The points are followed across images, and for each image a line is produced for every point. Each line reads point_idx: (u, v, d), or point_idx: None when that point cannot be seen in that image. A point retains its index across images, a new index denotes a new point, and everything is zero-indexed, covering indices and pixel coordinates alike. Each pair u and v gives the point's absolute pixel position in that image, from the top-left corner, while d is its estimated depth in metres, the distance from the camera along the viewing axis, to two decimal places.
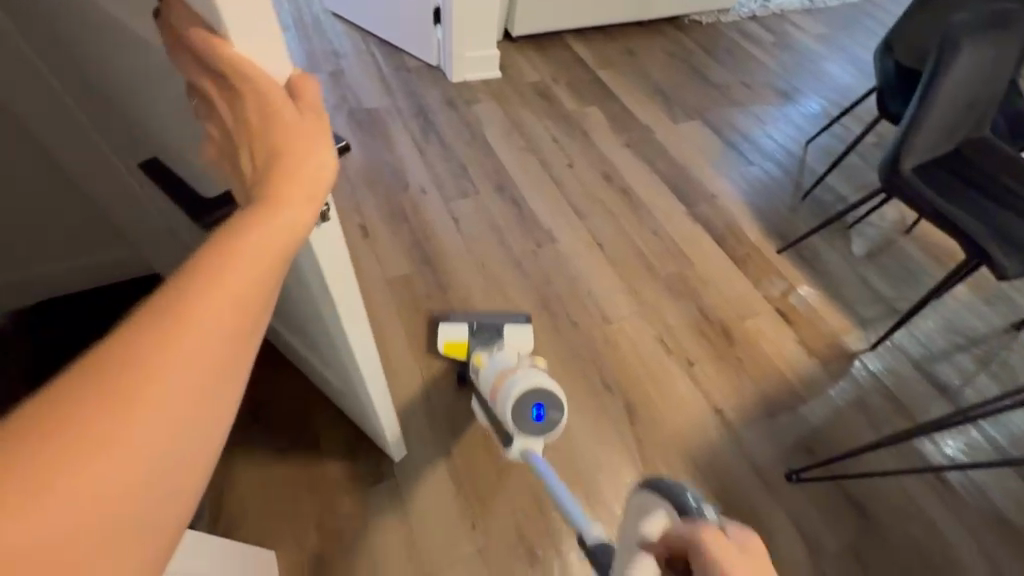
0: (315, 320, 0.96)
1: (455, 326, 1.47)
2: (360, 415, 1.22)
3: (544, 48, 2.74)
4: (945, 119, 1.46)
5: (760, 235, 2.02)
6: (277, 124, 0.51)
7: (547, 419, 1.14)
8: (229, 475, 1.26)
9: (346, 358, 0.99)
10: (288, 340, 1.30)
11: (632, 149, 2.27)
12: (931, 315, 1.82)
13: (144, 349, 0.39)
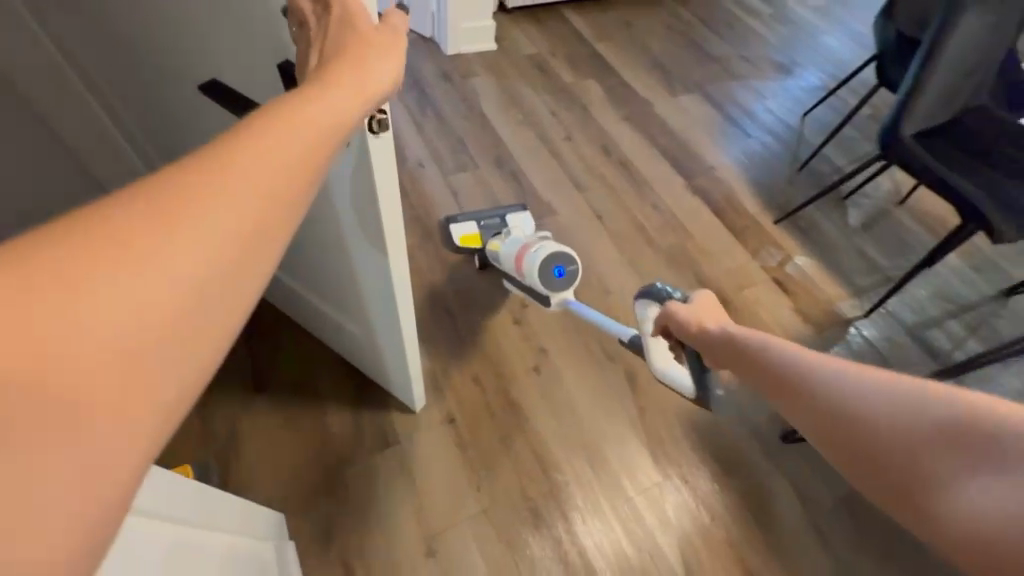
0: (347, 253, 1.04)
1: (465, 223, 1.52)
2: (378, 361, 1.27)
3: (541, 20, 2.70)
4: (945, 84, 1.45)
5: (757, 207, 2.03)
6: (351, 35, 0.55)
7: (568, 274, 1.34)
8: (236, 442, 1.26)
9: (377, 291, 1.06)
10: (304, 297, 1.32)
11: (630, 122, 2.26)
12: (923, 283, 1.85)
13: (185, 183, 0.37)
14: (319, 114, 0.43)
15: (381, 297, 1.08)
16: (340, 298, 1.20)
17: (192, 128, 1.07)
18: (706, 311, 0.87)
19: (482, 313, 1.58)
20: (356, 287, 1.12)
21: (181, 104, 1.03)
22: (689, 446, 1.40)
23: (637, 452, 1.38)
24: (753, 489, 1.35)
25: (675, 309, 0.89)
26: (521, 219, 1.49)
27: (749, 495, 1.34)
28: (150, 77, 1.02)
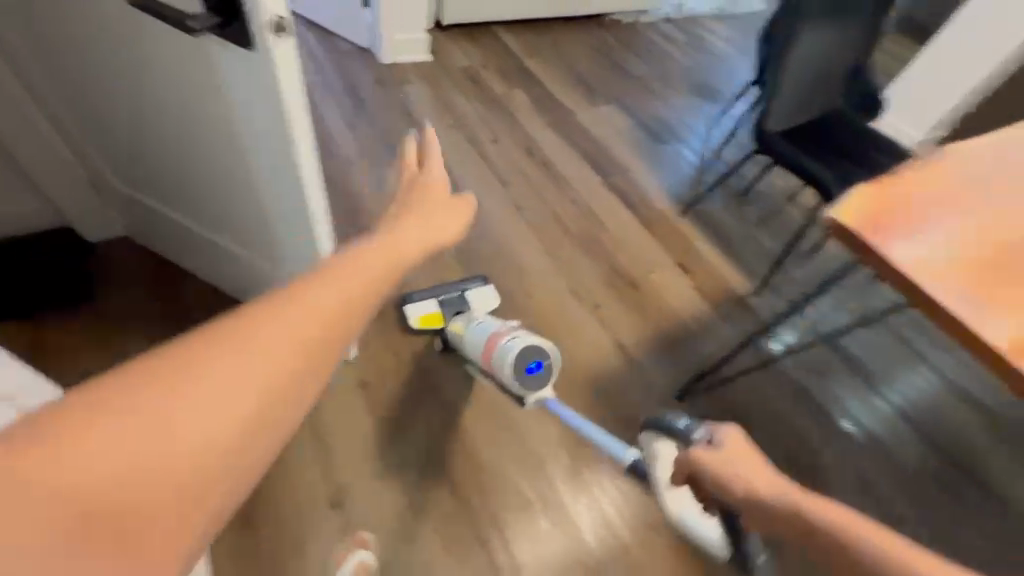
0: (266, 190, 1.12)
1: (426, 303, 1.60)
2: None
3: (474, 37, 2.90)
4: (799, 88, 1.71)
5: (665, 201, 2.23)
6: (419, 193, 0.67)
7: (544, 367, 1.25)
8: None
9: (293, 230, 1.15)
10: (226, 259, 1.40)
11: (554, 128, 2.44)
12: (831, 285, 1.93)
13: (277, 304, 0.40)
14: (402, 251, 0.51)
15: (294, 228, 1.15)
16: (258, 241, 1.27)
17: (112, 90, 1.17)
18: (742, 461, 0.71)
19: (402, 292, 1.66)
20: (272, 224, 1.19)
21: (100, 66, 1.13)
22: (590, 408, 1.54)
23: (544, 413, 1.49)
24: (646, 441, 1.50)
25: (706, 455, 0.73)
26: (483, 300, 1.64)
27: (642, 446, 1.48)
28: (72, 37, 1.12)
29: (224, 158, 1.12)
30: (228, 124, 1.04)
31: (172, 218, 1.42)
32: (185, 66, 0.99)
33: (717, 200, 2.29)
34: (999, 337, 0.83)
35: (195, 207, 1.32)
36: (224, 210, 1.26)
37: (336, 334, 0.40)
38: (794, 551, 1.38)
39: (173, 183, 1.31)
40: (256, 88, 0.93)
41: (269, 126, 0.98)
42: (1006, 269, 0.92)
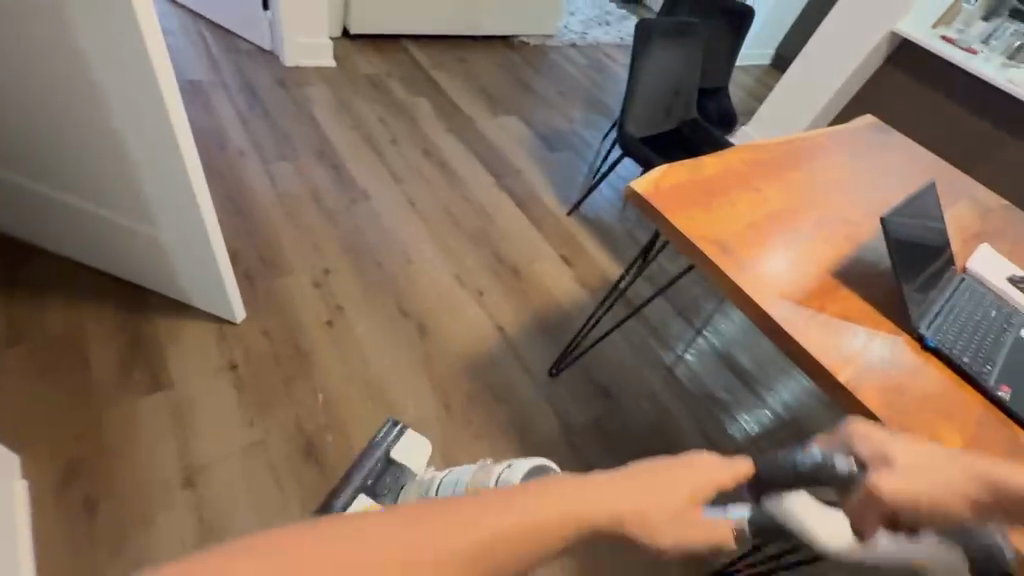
0: (134, 151, 1.13)
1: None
2: (174, 272, 1.38)
3: (382, 47, 3.00)
4: (654, 95, 1.94)
5: (554, 202, 2.41)
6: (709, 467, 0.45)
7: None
8: None
9: (165, 189, 1.19)
10: (89, 224, 1.36)
11: (454, 134, 2.57)
12: (718, 302, 2.14)
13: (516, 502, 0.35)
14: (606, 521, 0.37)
15: (166, 178, 1.16)
16: (126, 196, 1.26)
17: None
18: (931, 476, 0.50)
19: (282, 277, 1.67)
20: (141, 184, 1.21)
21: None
22: (466, 385, 1.61)
23: (419, 390, 1.54)
24: (517, 413, 1.60)
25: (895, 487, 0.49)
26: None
27: (513, 416, 1.59)
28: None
29: (81, 110, 1.11)
30: (84, 72, 1.04)
31: (26, 184, 1.35)
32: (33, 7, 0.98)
33: (603, 202, 2.49)
34: (770, 299, 0.98)
35: (51, 165, 1.28)
36: (82, 170, 1.24)
37: (530, 549, 0.34)
38: None
39: (23, 142, 1.25)
40: (118, 39, 0.96)
41: (131, 71, 1.00)
42: (766, 230, 1.12)
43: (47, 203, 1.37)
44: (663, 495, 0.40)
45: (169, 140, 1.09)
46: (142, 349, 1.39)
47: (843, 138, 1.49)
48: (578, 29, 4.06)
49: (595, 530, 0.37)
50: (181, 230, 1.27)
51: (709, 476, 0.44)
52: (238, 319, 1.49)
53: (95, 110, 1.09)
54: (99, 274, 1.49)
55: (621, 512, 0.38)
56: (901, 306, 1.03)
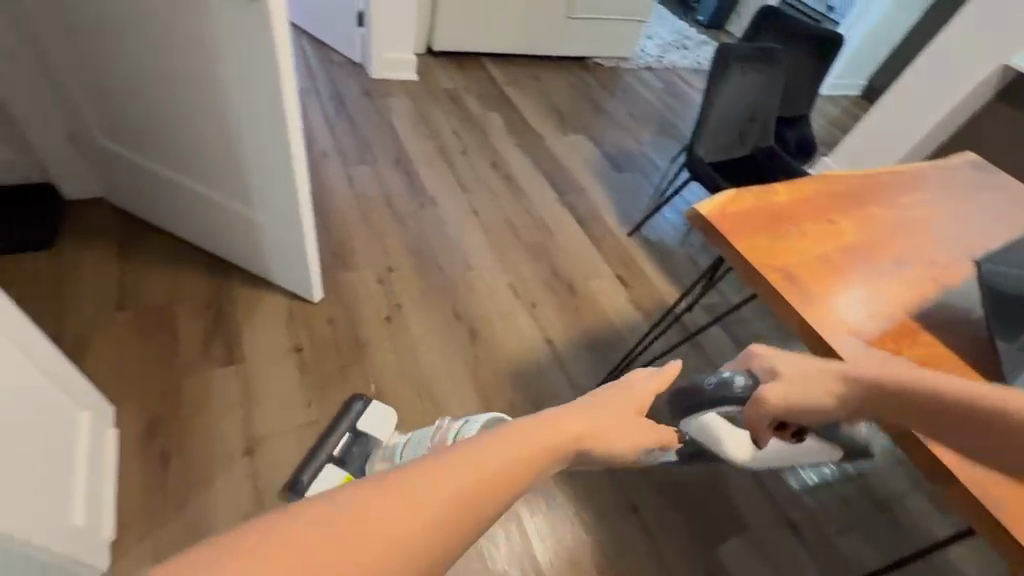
0: (249, 145, 1.27)
1: (330, 472, 1.29)
2: (263, 255, 1.53)
3: (462, 64, 3.15)
4: (728, 121, 1.90)
5: (616, 222, 2.40)
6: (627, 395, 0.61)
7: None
8: (87, 350, 1.40)
9: (269, 181, 1.32)
10: (195, 205, 1.52)
11: (522, 149, 2.64)
12: (783, 339, 2.03)
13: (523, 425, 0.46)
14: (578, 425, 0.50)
15: (272, 170, 1.28)
16: (231, 181, 1.39)
17: (96, 31, 1.26)
18: (804, 387, 0.74)
19: (349, 272, 1.78)
20: (248, 174, 1.35)
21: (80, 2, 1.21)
22: (512, 394, 1.62)
23: (466, 394, 1.58)
24: None
25: (775, 395, 0.74)
26: (373, 423, 1.39)
27: None
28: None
29: (204, 101, 1.24)
30: (214, 68, 1.15)
31: (144, 164, 1.51)
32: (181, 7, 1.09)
33: (666, 226, 2.45)
34: (840, 338, 0.93)
35: (167, 148, 1.42)
36: (196, 159, 1.40)
37: (536, 460, 0.44)
38: (683, 539, 1.46)
39: (145, 128, 1.40)
40: (252, 47, 1.08)
41: (257, 70, 1.10)
42: (840, 266, 1.06)
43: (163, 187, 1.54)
44: (601, 410, 0.56)
45: (281, 136, 1.20)
46: (223, 325, 1.53)
47: (939, 176, 1.39)
48: (655, 53, 4.05)
49: (571, 442, 0.49)
50: (275, 214, 1.39)
51: (622, 398, 0.60)
52: (314, 300, 1.62)
53: (218, 99, 1.21)
54: (196, 253, 1.66)
55: (574, 436, 0.49)
56: (993, 360, 0.94)
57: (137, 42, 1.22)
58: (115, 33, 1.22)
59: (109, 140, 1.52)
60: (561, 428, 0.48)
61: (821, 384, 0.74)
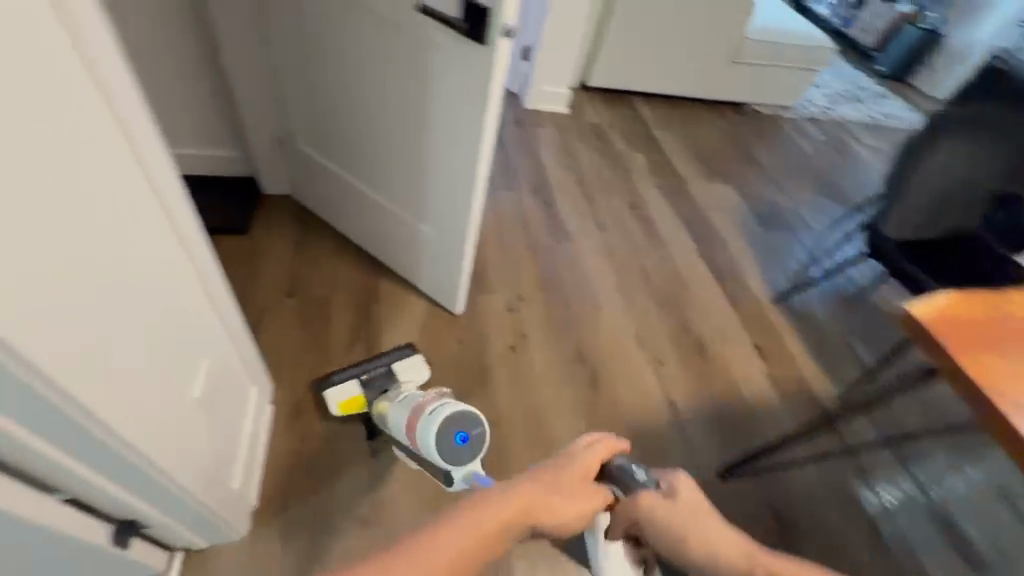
0: (438, 170, 1.36)
1: (348, 384, 1.43)
2: (422, 262, 1.65)
3: (611, 100, 3.14)
4: (926, 199, 1.65)
5: (759, 285, 2.20)
6: (580, 466, 0.85)
7: (471, 441, 1.16)
8: (258, 330, 1.59)
9: (449, 202, 1.41)
10: (370, 211, 1.67)
11: (662, 193, 2.54)
12: (954, 455, 1.72)
13: (488, 506, 0.71)
14: (530, 501, 0.75)
15: (454, 194, 1.37)
16: (412, 195, 1.51)
17: (325, 52, 1.40)
18: (683, 514, 0.81)
19: (482, 295, 1.81)
20: (429, 194, 1.45)
21: (321, 25, 1.36)
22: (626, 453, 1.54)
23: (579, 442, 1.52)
24: None
25: (651, 502, 0.82)
26: (407, 367, 1.51)
27: None
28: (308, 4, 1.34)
29: (405, 126, 1.36)
30: (426, 98, 1.25)
31: (335, 170, 1.68)
32: (412, 43, 1.19)
33: (817, 297, 2.20)
34: None
35: (361, 157, 1.57)
36: (383, 175, 1.55)
37: (494, 532, 0.69)
38: None
39: (347, 138, 1.56)
40: (467, 89, 1.15)
41: (464, 107, 1.18)
42: None
43: (344, 194, 1.71)
44: (552, 484, 0.80)
45: (469, 166, 1.28)
46: (366, 329, 1.64)
47: None
48: (821, 103, 3.70)
49: (522, 516, 0.73)
50: (446, 227, 1.49)
51: (574, 470, 0.84)
52: (456, 312, 1.71)
53: (422, 125, 1.32)
54: (357, 255, 1.82)
55: (524, 510, 0.74)
56: None
57: (357, 70, 1.36)
58: (344, 54, 1.36)
59: (309, 147, 1.70)
60: (513, 503, 0.73)
61: (711, 531, 0.80)
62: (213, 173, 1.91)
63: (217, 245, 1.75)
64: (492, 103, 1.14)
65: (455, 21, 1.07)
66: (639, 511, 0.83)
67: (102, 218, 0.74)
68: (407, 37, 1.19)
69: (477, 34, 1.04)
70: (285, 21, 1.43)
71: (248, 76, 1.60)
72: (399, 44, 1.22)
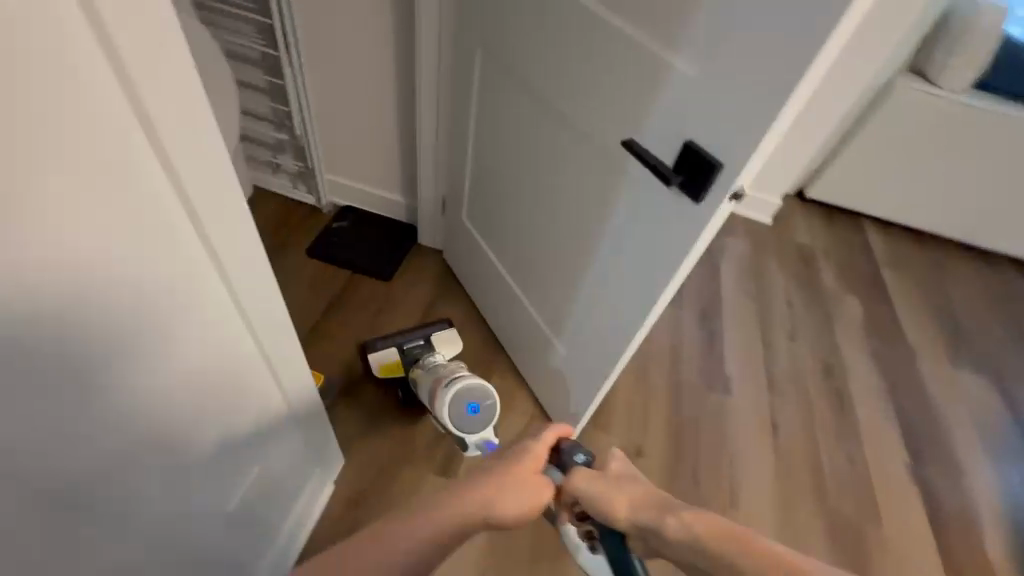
0: (599, 302, 1.16)
1: (387, 350, 1.41)
2: (548, 374, 1.46)
3: (833, 218, 2.52)
4: None
5: (996, 553, 1.53)
6: (525, 462, 0.79)
7: (483, 412, 1.17)
8: (357, 396, 1.55)
9: (598, 335, 1.21)
10: (509, 301, 1.54)
11: (873, 361, 1.93)
12: None
13: (410, 518, 0.65)
14: (465, 504, 0.69)
15: (609, 330, 1.16)
16: (557, 308, 1.33)
17: (508, 143, 1.28)
18: (605, 483, 0.76)
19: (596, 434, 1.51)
20: (576, 315, 1.26)
21: (510, 117, 1.23)
22: None
23: None
24: None
25: (581, 478, 0.77)
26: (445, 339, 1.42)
27: None
28: (503, 95, 1.23)
29: (572, 241, 1.17)
30: (603, 228, 1.06)
31: (485, 250, 1.58)
32: (607, 170, 1.00)
33: None
34: None
35: (514, 250, 1.43)
36: (533, 274, 1.39)
37: (418, 547, 0.63)
38: None
39: (506, 228, 1.43)
40: (664, 241, 0.93)
41: (647, 256, 0.97)
42: None
43: (489, 274, 1.60)
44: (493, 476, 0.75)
45: (639, 313, 1.06)
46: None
47: None
48: None
49: (462, 520, 0.68)
50: (581, 353, 1.30)
51: (523, 462, 0.78)
52: None
53: (587, 249, 1.13)
54: (486, 336, 1.72)
55: (459, 513, 0.68)
56: None
57: (539, 169, 1.21)
58: (527, 153, 1.22)
59: (469, 221, 1.63)
60: (447, 510, 0.68)
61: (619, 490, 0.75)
62: (379, 213, 1.95)
63: (357, 291, 1.78)
64: (677, 264, 0.92)
65: (665, 167, 0.85)
66: (577, 489, 0.77)
67: (186, 369, 0.68)
68: (601, 163, 1.01)
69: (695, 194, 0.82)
70: (479, 105, 1.34)
71: (436, 144, 1.59)
72: (590, 166, 1.04)
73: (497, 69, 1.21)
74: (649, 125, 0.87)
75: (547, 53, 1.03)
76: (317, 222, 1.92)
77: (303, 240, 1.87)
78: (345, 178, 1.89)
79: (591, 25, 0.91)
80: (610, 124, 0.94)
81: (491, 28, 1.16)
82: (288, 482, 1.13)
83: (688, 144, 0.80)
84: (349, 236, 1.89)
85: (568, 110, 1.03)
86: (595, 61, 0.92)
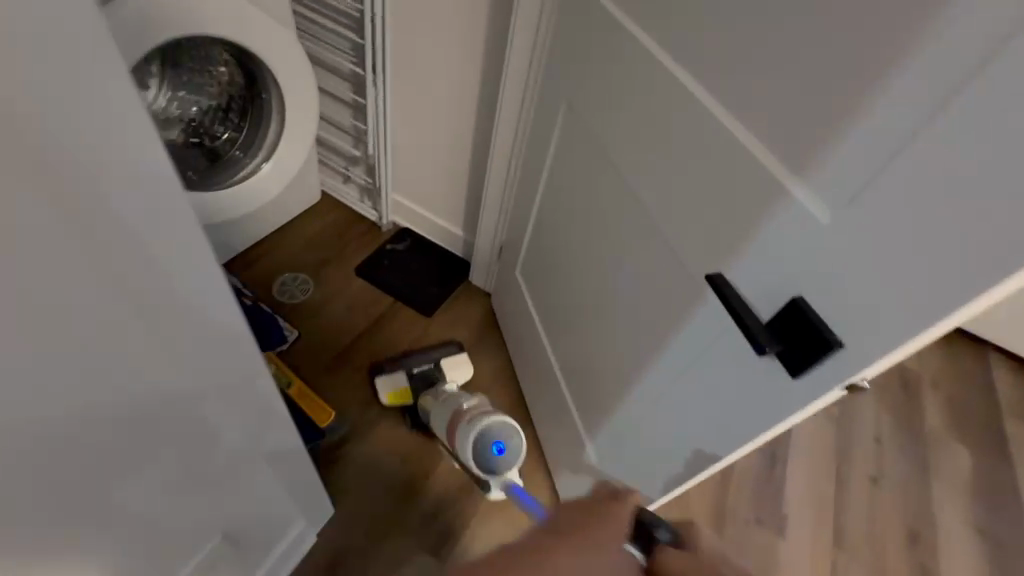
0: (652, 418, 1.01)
1: (395, 376, 1.48)
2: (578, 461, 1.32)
3: (953, 339, 2.12)
4: None
5: None
6: (598, 519, 0.59)
7: (511, 449, 1.11)
8: (364, 436, 1.43)
9: (645, 449, 1.06)
10: (553, 371, 1.43)
11: (978, 541, 1.56)
12: None
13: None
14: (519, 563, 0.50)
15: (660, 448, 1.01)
16: (601, 399, 1.19)
17: (578, 212, 1.17)
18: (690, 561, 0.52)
19: None
20: (619, 413, 1.12)
21: (586, 187, 1.12)
22: None
23: None
24: None
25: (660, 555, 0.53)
26: (453, 363, 1.53)
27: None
28: (581, 163, 1.12)
29: (632, 338, 1.03)
30: (669, 342, 0.92)
31: (537, 310, 1.47)
32: (682, 278, 0.86)
33: None
34: None
35: (566, 323, 1.31)
36: (581, 352, 1.25)
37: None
38: None
39: (560, 295, 1.32)
40: (747, 386, 0.77)
41: (725, 397, 0.82)
42: None
43: (536, 336, 1.49)
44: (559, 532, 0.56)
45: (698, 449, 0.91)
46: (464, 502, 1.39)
47: None
48: None
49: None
50: (624, 455, 1.16)
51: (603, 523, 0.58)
52: None
53: (647, 354, 0.99)
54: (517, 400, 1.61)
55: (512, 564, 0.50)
56: None
57: (610, 250, 1.08)
58: (599, 228, 1.10)
59: (523, 275, 1.53)
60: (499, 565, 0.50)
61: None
62: (437, 242, 1.88)
63: (394, 321, 1.70)
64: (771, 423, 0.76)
65: (758, 325, 0.71)
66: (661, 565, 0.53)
67: (98, 411, 0.63)
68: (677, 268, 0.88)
69: (794, 367, 0.67)
70: (555, 162, 1.23)
71: (504, 189, 1.51)
72: (667, 267, 0.90)
73: (580, 134, 1.11)
74: (754, 251, 0.71)
75: (638, 133, 0.91)
76: (374, 240, 1.88)
77: (356, 257, 1.83)
78: (411, 201, 1.84)
79: (694, 117, 0.78)
80: (694, 231, 0.80)
81: (580, 90, 1.06)
82: (251, 532, 1.06)
83: (794, 304, 0.66)
84: (404, 260, 1.84)
85: (650, 200, 0.91)
86: (691, 158, 0.79)
